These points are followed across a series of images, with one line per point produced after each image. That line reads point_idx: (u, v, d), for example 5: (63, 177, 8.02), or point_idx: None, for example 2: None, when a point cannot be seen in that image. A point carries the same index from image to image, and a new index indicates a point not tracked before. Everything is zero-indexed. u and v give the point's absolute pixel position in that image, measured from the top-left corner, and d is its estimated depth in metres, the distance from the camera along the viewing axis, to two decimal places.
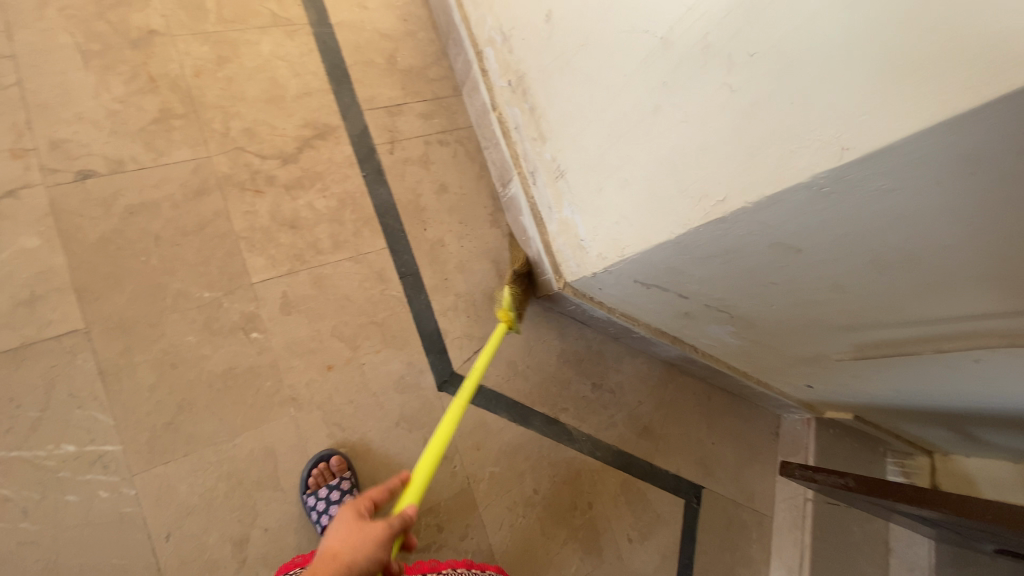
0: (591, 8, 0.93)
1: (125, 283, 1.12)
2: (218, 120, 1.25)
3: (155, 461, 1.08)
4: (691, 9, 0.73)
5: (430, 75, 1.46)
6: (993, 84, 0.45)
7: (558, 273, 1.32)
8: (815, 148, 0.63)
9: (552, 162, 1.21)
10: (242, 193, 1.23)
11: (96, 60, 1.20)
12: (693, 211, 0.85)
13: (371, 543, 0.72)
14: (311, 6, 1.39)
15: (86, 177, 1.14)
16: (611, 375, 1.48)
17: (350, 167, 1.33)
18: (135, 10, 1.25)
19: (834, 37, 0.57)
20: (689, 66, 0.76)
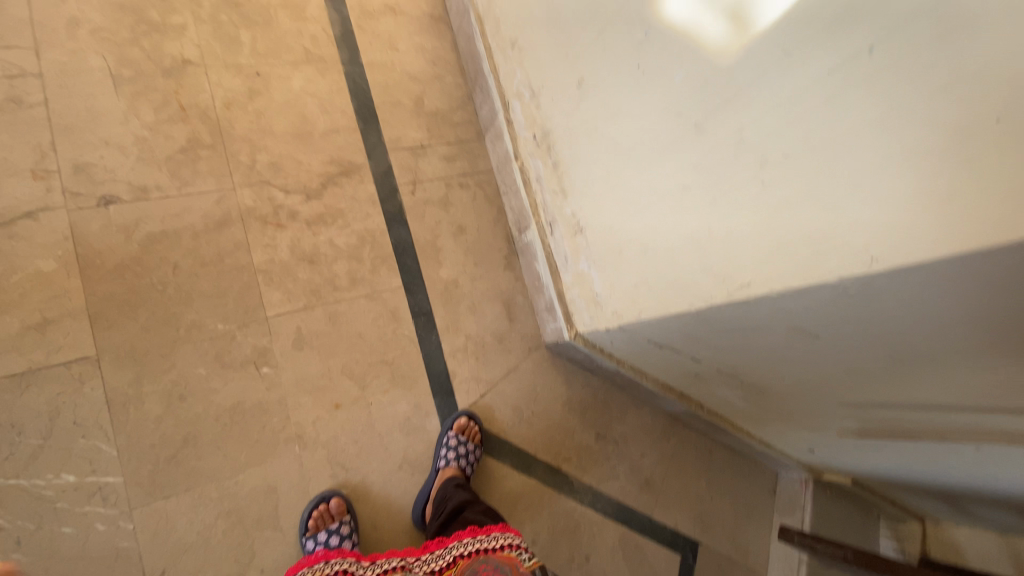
0: (623, 83, 0.96)
1: (139, 311, 1.12)
2: (245, 153, 1.26)
3: (156, 495, 1.07)
4: (727, 103, 0.76)
5: (454, 118, 1.49)
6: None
7: (569, 322, 1.34)
8: (843, 253, 0.66)
9: (572, 217, 1.23)
10: (263, 227, 1.24)
11: (127, 86, 1.21)
12: (715, 289, 0.87)
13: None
14: (344, 44, 1.41)
15: (109, 203, 1.14)
16: (614, 425, 1.48)
17: (372, 206, 1.35)
18: (170, 38, 1.26)
19: (869, 155, 0.60)
20: (721, 155, 0.79)
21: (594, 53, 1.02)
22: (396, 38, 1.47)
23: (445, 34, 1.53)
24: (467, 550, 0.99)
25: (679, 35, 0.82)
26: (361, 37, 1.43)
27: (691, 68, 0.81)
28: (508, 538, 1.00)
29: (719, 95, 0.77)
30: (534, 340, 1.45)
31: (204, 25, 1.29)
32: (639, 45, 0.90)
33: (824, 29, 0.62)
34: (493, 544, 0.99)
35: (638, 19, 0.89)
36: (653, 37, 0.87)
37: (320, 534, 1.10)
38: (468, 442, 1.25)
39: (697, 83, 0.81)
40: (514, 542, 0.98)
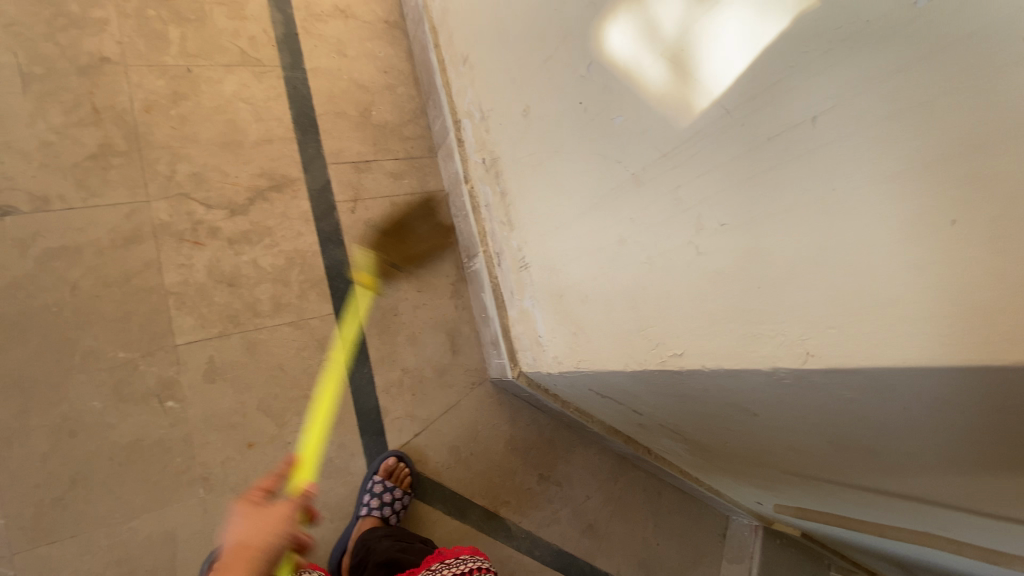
0: (566, 119, 0.88)
1: (30, 335, 1.01)
2: (164, 162, 1.15)
3: (40, 540, 0.97)
4: (665, 156, 0.68)
5: (405, 132, 1.39)
6: (988, 351, 0.39)
7: (513, 360, 1.25)
8: (777, 341, 0.58)
9: (517, 251, 1.15)
10: (179, 245, 1.13)
11: (35, 84, 1.09)
12: (650, 354, 0.79)
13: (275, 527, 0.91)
14: (286, 47, 1.30)
15: (3, 214, 1.03)
16: (559, 466, 1.41)
17: (305, 224, 1.25)
18: (89, 32, 1.14)
19: (806, 238, 0.52)
20: (658, 212, 0.71)
21: (539, 81, 0.93)
22: (345, 43, 1.36)
23: (400, 42, 1.43)
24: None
25: (620, 75, 0.73)
26: (306, 40, 1.33)
27: (631, 112, 0.72)
28: (476, 562, 0.93)
29: (657, 146, 0.69)
30: (477, 374, 1.36)
31: (128, 20, 1.18)
32: (581, 79, 0.82)
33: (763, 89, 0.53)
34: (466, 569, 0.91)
35: (581, 51, 0.80)
36: (594, 72, 0.78)
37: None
38: (393, 488, 1.16)
39: (635, 129, 0.72)
40: (482, 567, 0.91)
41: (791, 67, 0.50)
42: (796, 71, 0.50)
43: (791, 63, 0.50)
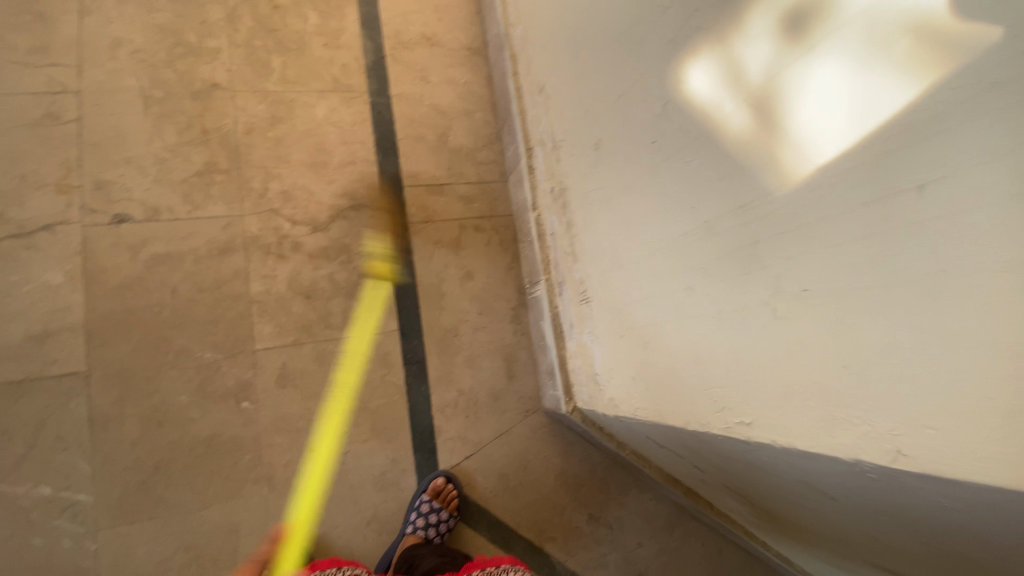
0: (638, 156, 0.84)
1: (133, 331, 1.13)
2: (259, 181, 1.25)
3: (120, 519, 1.07)
4: (743, 207, 0.62)
5: (479, 157, 1.42)
6: None
7: (569, 394, 1.22)
8: (862, 431, 0.51)
9: (580, 283, 1.12)
10: (265, 256, 1.23)
11: (156, 107, 1.23)
12: (714, 416, 0.73)
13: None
14: (374, 74, 1.38)
15: (121, 221, 1.16)
16: (611, 508, 1.35)
17: (378, 243, 1.31)
18: (203, 61, 1.27)
19: (898, 322, 0.45)
20: (732, 266, 0.65)
21: (613, 115, 0.90)
22: (429, 70, 1.42)
23: (481, 68, 1.46)
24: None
25: (699, 117, 0.68)
26: (393, 68, 1.40)
27: (708, 157, 0.67)
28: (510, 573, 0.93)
29: (735, 197, 0.63)
30: (532, 403, 1.35)
31: (237, 50, 1.30)
32: (656, 117, 0.78)
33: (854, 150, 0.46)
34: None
35: (658, 89, 0.76)
36: (672, 111, 0.74)
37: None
38: (441, 509, 1.17)
39: (711, 175, 0.67)
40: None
41: (890, 129, 0.43)
42: (897, 134, 0.42)
43: (890, 125, 0.43)
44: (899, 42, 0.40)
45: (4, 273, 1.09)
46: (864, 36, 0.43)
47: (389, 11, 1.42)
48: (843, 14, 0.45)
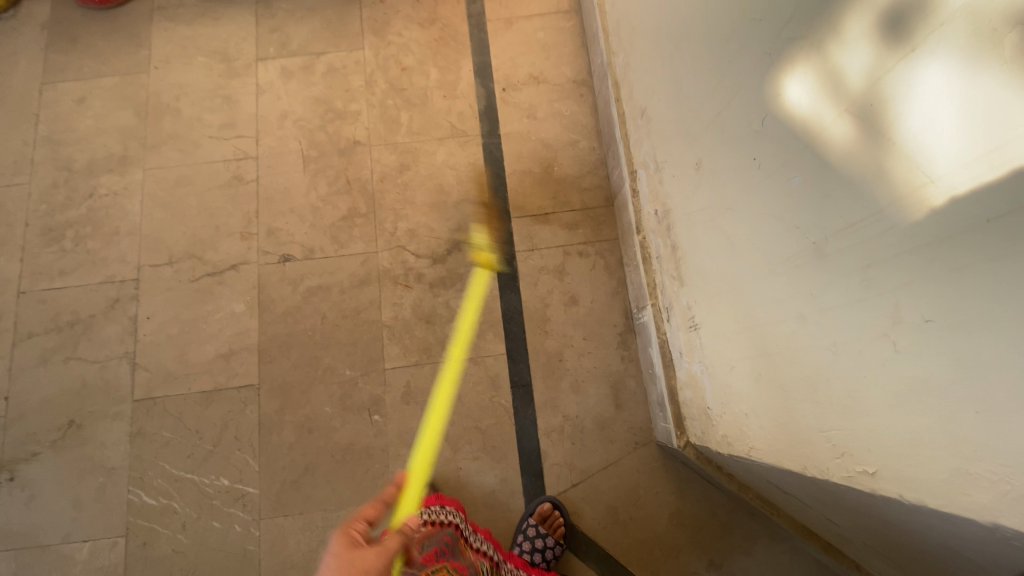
0: (738, 175, 0.79)
1: (291, 351, 1.34)
2: (390, 221, 1.43)
3: (278, 511, 1.25)
4: (851, 227, 0.56)
5: (584, 184, 1.44)
6: None
7: (680, 427, 1.16)
8: (1000, 490, 0.42)
9: (687, 309, 1.07)
10: (394, 286, 1.38)
11: (312, 164, 1.47)
12: (832, 461, 0.65)
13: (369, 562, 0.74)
14: (486, 117, 1.50)
15: (285, 259, 1.40)
16: (735, 556, 1.24)
17: (489, 272, 1.40)
18: (347, 122, 1.50)
19: None
20: (843, 292, 0.59)
21: (712, 134, 0.86)
22: (536, 107, 1.50)
23: (586, 99, 1.50)
24: None
25: (799, 130, 0.63)
26: (503, 109, 1.50)
27: (809, 173, 0.62)
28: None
29: (840, 215, 0.57)
30: (642, 434, 1.31)
31: (373, 110, 1.51)
32: (754, 134, 0.73)
33: (974, 159, 0.40)
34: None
35: (755, 105, 0.72)
36: (770, 127, 0.69)
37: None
38: (547, 536, 1.19)
39: (814, 193, 0.62)
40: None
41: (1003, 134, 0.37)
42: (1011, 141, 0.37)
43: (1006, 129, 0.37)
44: (1012, 36, 0.35)
45: (203, 304, 1.38)
46: (974, 31, 0.38)
47: (500, 57, 1.54)
48: (946, 9, 0.40)
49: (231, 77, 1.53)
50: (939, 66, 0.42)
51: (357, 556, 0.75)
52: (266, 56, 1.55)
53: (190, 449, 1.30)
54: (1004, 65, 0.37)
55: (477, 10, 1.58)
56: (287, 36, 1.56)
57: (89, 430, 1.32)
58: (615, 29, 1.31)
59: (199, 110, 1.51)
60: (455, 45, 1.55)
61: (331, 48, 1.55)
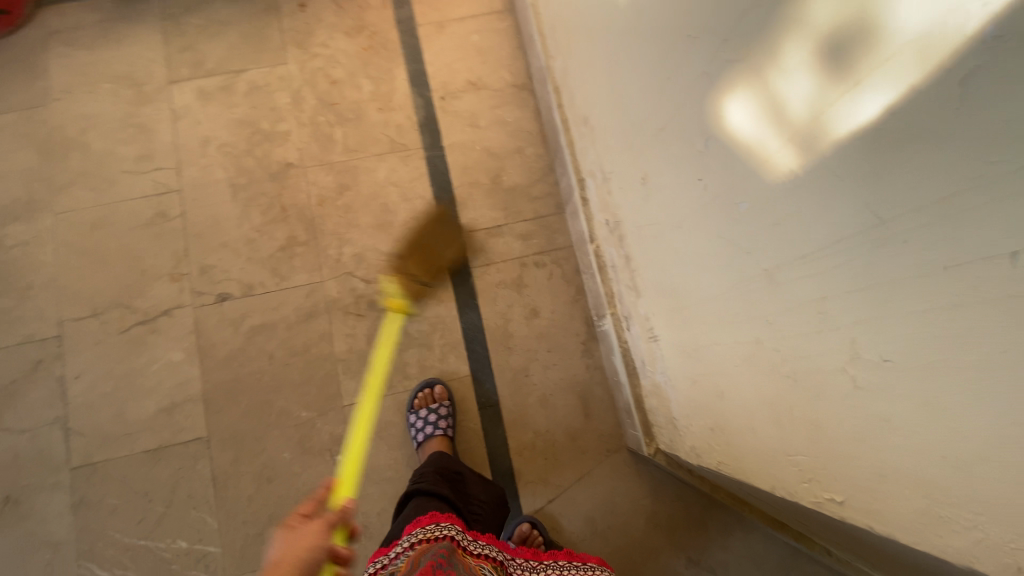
0: (684, 192, 0.77)
1: (241, 397, 1.26)
2: (333, 247, 1.35)
3: (243, 568, 1.18)
4: (804, 258, 0.54)
5: (534, 192, 1.41)
6: None
7: (649, 435, 1.16)
8: (975, 537, 0.42)
9: (646, 319, 1.05)
10: (345, 317, 1.31)
11: (242, 192, 1.37)
12: (800, 485, 0.64)
13: (313, 539, 0.67)
14: (426, 129, 1.43)
15: (223, 299, 1.31)
16: (711, 550, 1.26)
17: (445, 291, 1.35)
18: (277, 144, 1.40)
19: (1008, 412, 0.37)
20: (799, 322, 0.57)
21: (655, 149, 0.84)
22: (478, 114, 1.45)
23: (528, 103, 1.46)
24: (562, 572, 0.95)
25: (742, 154, 0.61)
26: (443, 119, 1.44)
27: (758, 199, 0.60)
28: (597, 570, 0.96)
29: (792, 244, 0.56)
30: (613, 441, 1.30)
31: (304, 128, 1.41)
32: (698, 154, 0.71)
33: (935, 203, 0.39)
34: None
35: (697, 125, 0.69)
36: (713, 149, 0.67)
37: (422, 410, 1.23)
38: None
39: (763, 219, 0.60)
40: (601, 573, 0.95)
41: (968, 181, 0.36)
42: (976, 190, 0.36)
43: (973, 177, 0.35)
44: (976, 80, 0.34)
45: (137, 356, 1.27)
46: (933, 73, 0.36)
47: (435, 64, 1.47)
48: (898, 46, 0.39)
49: (142, 104, 1.40)
50: (894, 107, 0.40)
51: (299, 536, 0.67)
52: (179, 78, 1.42)
53: (140, 513, 1.20)
54: (966, 111, 0.35)
55: (406, 14, 1.49)
56: (201, 54, 1.43)
57: (27, 505, 1.20)
58: (551, 32, 1.26)
59: (110, 143, 1.37)
60: (386, 53, 1.47)
61: (251, 64, 1.44)
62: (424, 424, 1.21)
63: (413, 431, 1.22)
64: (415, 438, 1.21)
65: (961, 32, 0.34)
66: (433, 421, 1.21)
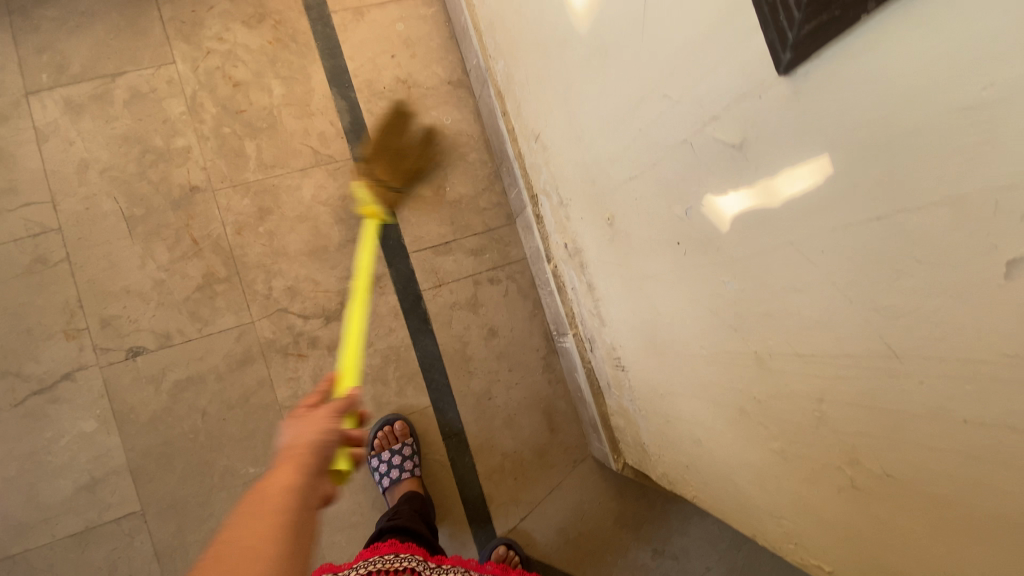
0: (659, 248, 0.74)
1: (176, 462, 1.13)
2: (261, 281, 1.19)
3: None
4: (802, 358, 0.53)
5: (481, 204, 1.33)
6: None
7: (617, 451, 1.16)
8: None
9: (610, 346, 1.02)
10: (285, 358, 1.19)
11: (141, 225, 1.16)
12: (785, 543, 0.67)
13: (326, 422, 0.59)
14: (355, 136, 1.28)
15: (136, 354, 1.14)
16: (675, 539, 1.31)
17: (395, 319, 1.25)
18: (176, 163, 1.19)
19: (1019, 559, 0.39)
20: (790, 411, 0.57)
21: (624, 194, 0.79)
22: (412, 117, 1.31)
23: (466, 103, 1.34)
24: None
25: (730, 235, 0.58)
26: (373, 124, 1.29)
27: (746, 286, 0.58)
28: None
29: (788, 342, 0.54)
30: (579, 452, 1.31)
31: (208, 142, 1.21)
32: (676, 218, 0.67)
33: (957, 361, 0.38)
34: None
35: (676, 190, 0.65)
36: (695, 219, 0.63)
37: (385, 452, 1.17)
38: None
39: (752, 306, 0.57)
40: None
41: (1002, 355, 0.35)
42: (1009, 364, 0.35)
43: (1009, 353, 0.35)
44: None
45: (39, 432, 1.09)
46: (972, 241, 0.35)
47: (356, 59, 1.29)
48: (930, 197, 0.37)
49: None
50: (922, 258, 0.38)
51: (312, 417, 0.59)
52: (38, 87, 1.17)
53: None
54: (1006, 291, 0.34)
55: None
56: (62, 56, 1.19)
57: None
58: (489, 29, 1.14)
59: None
60: (297, 47, 1.27)
61: (130, 66, 1.21)
62: (388, 467, 1.15)
63: (376, 475, 1.17)
64: (381, 482, 1.17)
65: (1012, 217, 0.32)
66: (397, 464, 1.16)
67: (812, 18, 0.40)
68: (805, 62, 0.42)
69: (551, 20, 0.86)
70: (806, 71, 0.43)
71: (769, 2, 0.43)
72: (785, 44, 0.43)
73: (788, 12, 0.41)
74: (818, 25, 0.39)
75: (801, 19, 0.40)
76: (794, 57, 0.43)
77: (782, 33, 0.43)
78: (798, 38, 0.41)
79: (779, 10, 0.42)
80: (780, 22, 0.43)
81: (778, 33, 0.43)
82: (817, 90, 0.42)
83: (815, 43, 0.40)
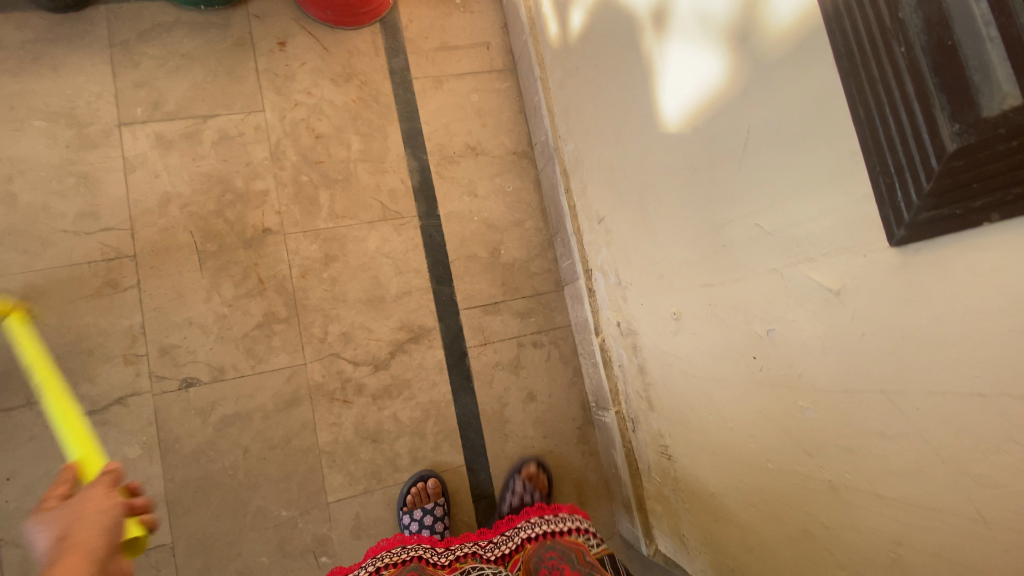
0: (730, 355, 0.77)
1: (211, 497, 1.14)
2: (318, 325, 1.23)
3: None
4: (882, 499, 0.55)
5: (532, 268, 1.37)
6: None
7: (649, 534, 1.17)
8: None
9: (657, 432, 1.05)
10: (330, 404, 1.21)
11: (210, 260, 1.21)
12: None
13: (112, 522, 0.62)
14: (422, 195, 1.34)
15: (189, 385, 1.17)
16: None
17: (439, 374, 1.28)
18: (252, 205, 1.25)
19: None
20: (863, 546, 0.59)
21: (696, 296, 0.84)
22: (476, 182, 1.37)
23: (528, 173, 1.41)
24: (537, 532, 1.05)
25: (813, 365, 0.61)
26: (440, 185, 1.35)
27: (828, 417, 0.60)
28: (576, 522, 1.06)
29: (868, 481, 0.56)
30: (605, 528, 1.30)
31: (285, 188, 1.27)
32: (756, 335, 0.71)
33: None
34: (563, 528, 1.05)
35: (758, 310, 0.69)
36: (776, 340, 0.67)
37: (417, 510, 1.16)
38: None
39: (833, 438, 0.60)
40: (582, 528, 1.04)
41: None
42: None
43: None
44: None
45: None
46: None
47: (431, 123, 1.37)
48: None
49: (87, 149, 1.22)
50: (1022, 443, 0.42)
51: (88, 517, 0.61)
52: (133, 120, 1.25)
53: None
54: None
55: (400, 65, 1.38)
56: (159, 93, 1.26)
57: None
58: (564, 114, 1.22)
59: (44, 195, 1.18)
60: (378, 108, 1.35)
61: (221, 109, 1.28)
62: (419, 527, 1.15)
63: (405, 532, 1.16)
64: None
65: None
66: (428, 524, 1.16)
67: (932, 208, 0.44)
68: (917, 240, 0.46)
69: (635, 124, 0.93)
70: (917, 247, 0.47)
71: (888, 181, 0.48)
72: (899, 221, 0.47)
73: (907, 196, 0.46)
74: (937, 215, 0.44)
75: (919, 205, 0.45)
76: (907, 235, 0.47)
77: (897, 212, 0.47)
78: (913, 220, 0.46)
79: (897, 190, 0.47)
80: (897, 201, 0.47)
81: (893, 211, 0.47)
82: (929, 266, 0.46)
83: (932, 229, 0.44)
